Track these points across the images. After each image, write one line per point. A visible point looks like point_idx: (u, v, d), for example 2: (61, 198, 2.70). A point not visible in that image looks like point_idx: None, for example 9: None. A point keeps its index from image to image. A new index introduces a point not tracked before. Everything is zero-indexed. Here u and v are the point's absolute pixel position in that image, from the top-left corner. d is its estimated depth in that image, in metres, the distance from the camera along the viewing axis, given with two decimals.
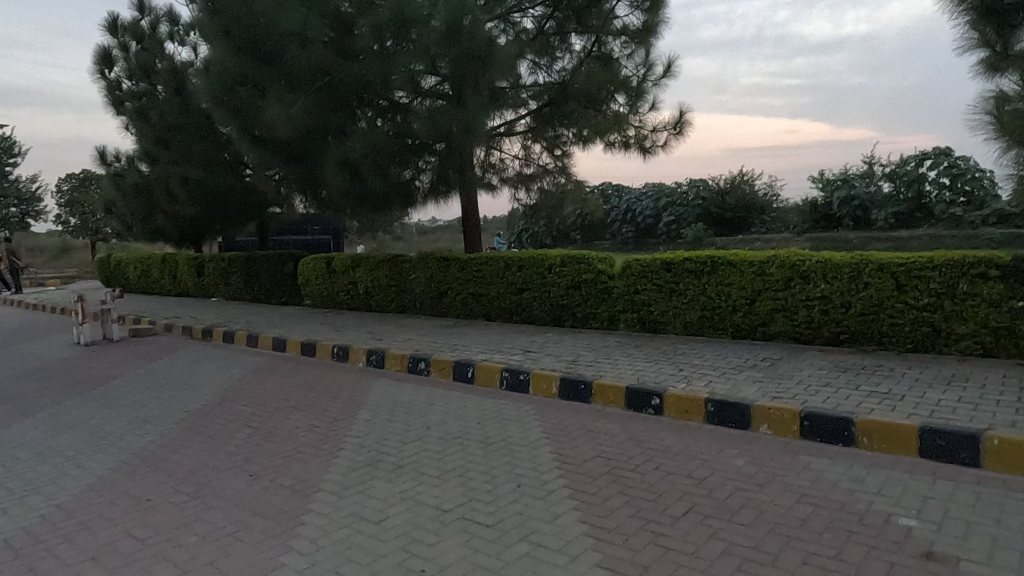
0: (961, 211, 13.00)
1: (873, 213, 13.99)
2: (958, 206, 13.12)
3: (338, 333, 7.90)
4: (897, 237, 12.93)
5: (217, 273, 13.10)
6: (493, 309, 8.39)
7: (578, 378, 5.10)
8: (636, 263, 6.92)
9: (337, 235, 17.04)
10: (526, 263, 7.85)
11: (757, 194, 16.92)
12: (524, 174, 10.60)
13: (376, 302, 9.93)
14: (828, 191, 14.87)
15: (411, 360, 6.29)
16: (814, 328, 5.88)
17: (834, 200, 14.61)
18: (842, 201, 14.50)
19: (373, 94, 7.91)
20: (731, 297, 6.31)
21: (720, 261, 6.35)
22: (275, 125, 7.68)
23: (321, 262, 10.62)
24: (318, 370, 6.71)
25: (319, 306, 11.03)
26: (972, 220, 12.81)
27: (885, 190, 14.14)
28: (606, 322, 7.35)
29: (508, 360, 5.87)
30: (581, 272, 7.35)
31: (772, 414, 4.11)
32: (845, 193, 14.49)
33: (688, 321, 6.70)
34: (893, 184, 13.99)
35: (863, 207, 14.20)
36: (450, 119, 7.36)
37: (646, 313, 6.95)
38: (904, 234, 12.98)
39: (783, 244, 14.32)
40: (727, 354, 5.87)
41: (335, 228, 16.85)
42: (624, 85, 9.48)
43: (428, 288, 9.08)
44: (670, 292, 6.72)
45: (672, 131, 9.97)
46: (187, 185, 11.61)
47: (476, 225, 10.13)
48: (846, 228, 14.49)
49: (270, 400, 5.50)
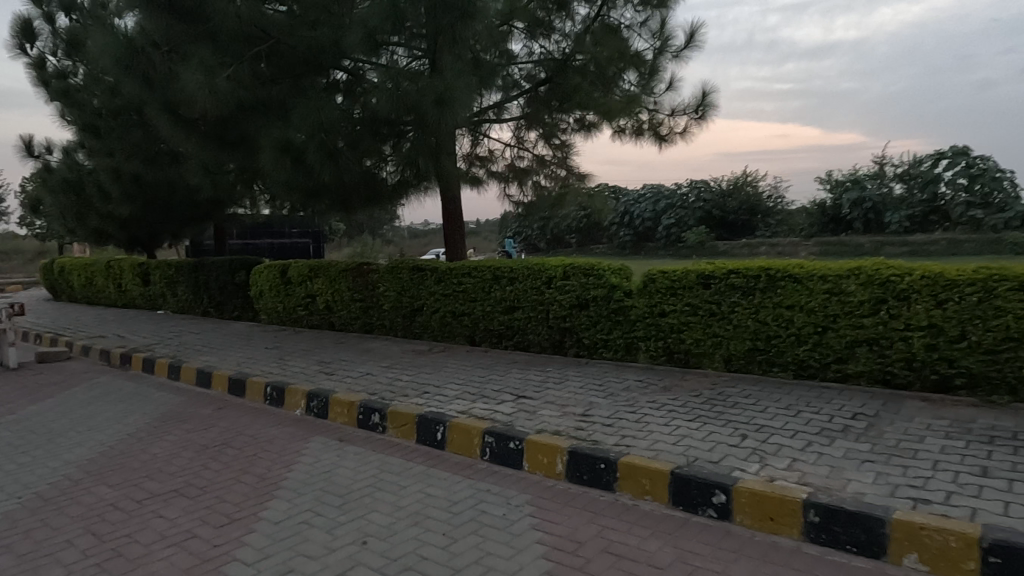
0: (981, 214, 12.09)
1: (886, 216, 12.97)
2: (977, 209, 12.20)
3: (281, 365, 6.23)
4: (912, 240, 11.88)
5: (165, 283, 11.38)
6: (478, 331, 6.76)
7: (594, 452, 3.47)
8: (661, 276, 5.35)
9: (318, 237, 15.38)
10: (519, 275, 6.26)
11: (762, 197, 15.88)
12: (518, 168, 9.11)
13: (339, 319, 8.27)
14: (838, 191, 13.90)
15: (363, 410, 4.63)
16: (915, 371, 4.31)
17: (845, 201, 13.52)
18: (853, 203, 13.47)
19: (324, 62, 6.23)
20: (794, 324, 4.73)
21: (778, 275, 4.81)
22: (194, 98, 5.91)
23: (275, 271, 9.00)
24: (243, 420, 5.04)
25: (274, 322, 9.37)
26: (993, 224, 11.80)
27: (899, 192, 13.24)
28: (620, 351, 5.73)
29: (493, 415, 4.23)
30: (589, 287, 5.77)
31: (927, 535, 2.49)
32: (857, 195, 13.44)
33: (730, 355, 5.09)
34: (906, 186, 13.18)
35: (875, 210, 13.14)
36: (420, 90, 5.60)
37: (675, 341, 5.34)
38: (921, 238, 11.94)
39: (792, 249, 13.13)
40: (795, 404, 4.27)
41: (315, 230, 15.22)
42: (635, 62, 7.93)
43: (400, 304, 7.43)
44: (708, 316, 5.12)
45: (692, 115, 8.36)
46: (121, 180, 9.87)
47: (459, 227, 8.48)
48: (856, 232, 13.37)
49: (149, 476, 3.81)
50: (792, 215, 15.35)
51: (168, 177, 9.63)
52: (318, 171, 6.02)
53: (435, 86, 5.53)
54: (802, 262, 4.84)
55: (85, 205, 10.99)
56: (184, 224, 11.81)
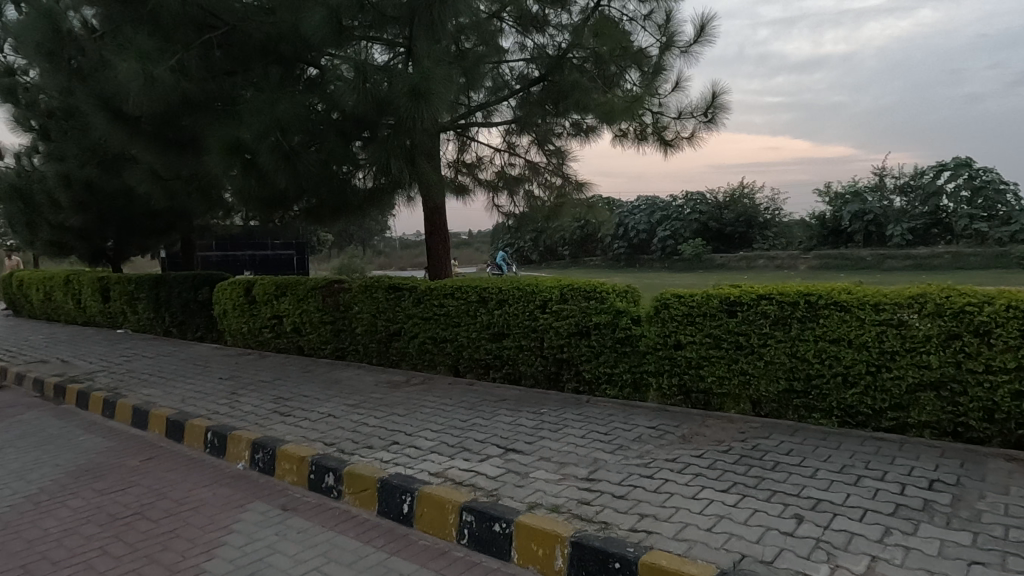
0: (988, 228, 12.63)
1: (886, 229, 14.89)
2: None
3: (231, 402, 5.34)
4: (916, 255, 13.40)
5: (124, 299, 10.47)
6: (462, 361, 5.90)
7: (606, 545, 2.63)
8: (676, 301, 4.55)
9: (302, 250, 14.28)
10: (508, 297, 5.43)
11: (756, 208, 18.03)
12: (509, 176, 8.27)
13: (307, 343, 7.40)
14: (838, 205, 16.02)
15: (315, 468, 3.77)
16: (997, 423, 3.50)
17: (846, 215, 15.55)
18: (854, 216, 15.54)
19: (285, 51, 5.34)
20: (840, 362, 3.92)
21: (820, 302, 4.01)
22: (126, 90, 5.02)
23: (240, 289, 8.15)
24: (173, 475, 4.14)
25: (239, 345, 8.49)
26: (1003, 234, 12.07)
27: (898, 204, 15.09)
28: (627, 389, 4.90)
29: (474, 480, 3.38)
30: (590, 312, 4.95)
31: None
32: (858, 208, 15.53)
33: (760, 397, 4.28)
34: (906, 199, 14.94)
35: (876, 222, 15.18)
36: (394, 82, 4.77)
37: (693, 378, 4.52)
38: (925, 253, 13.26)
39: (794, 263, 14.83)
40: (850, 465, 3.42)
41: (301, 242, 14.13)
42: (638, 59, 7.06)
43: (374, 327, 6.60)
44: (734, 351, 4.31)
45: (700, 118, 7.47)
46: (71, 187, 8.97)
47: (443, 241, 7.64)
48: (857, 243, 15.48)
49: (24, 569, 2.92)
50: (788, 227, 17.48)
51: (123, 184, 8.73)
52: (271, 176, 5.15)
53: (411, 77, 4.69)
54: (848, 287, 4.05)
55: (36, 214, 10.06)
56: (148, 236, 10.92)
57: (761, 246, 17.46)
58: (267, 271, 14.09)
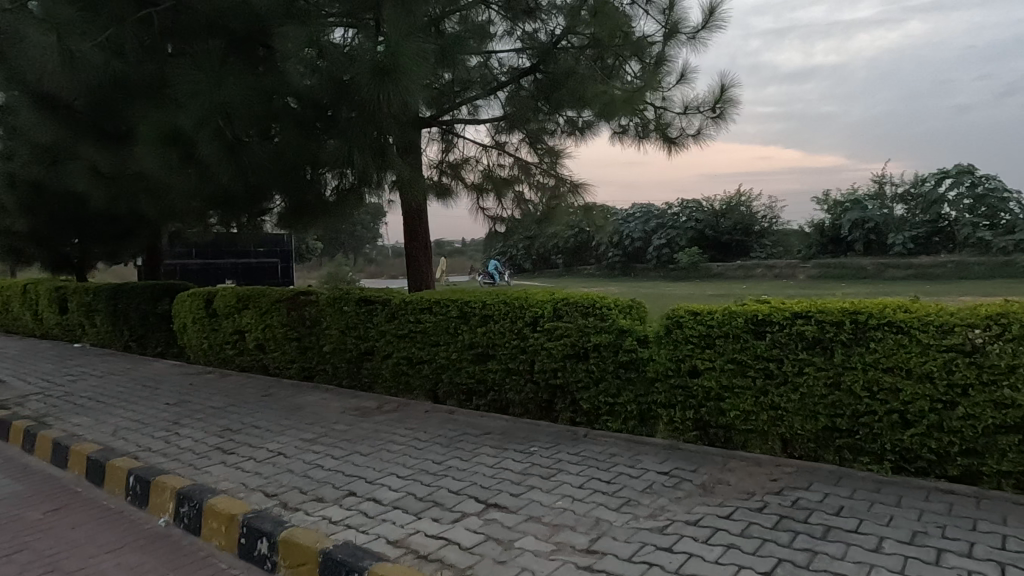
0: (990, 236, 12.14)
1: (889, 238, 14.32)
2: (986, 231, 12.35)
3: (168, 435, 4.57)
4: (919, 264, 12.83)
5: (82, 311, 9.67)
6: (441, 386, 5.15)
7: None
8: (692, 319, 3.84)
9: (286, 256, 13.35)
10: (493, 312, 4.70)
11: (754, 216, 17.47)
12: (497, 178, 7.55)
13: (271, 362, 6.63)
14: (836, 211, 15.70)
15: (246, 531, 3.02)
16: None
17: (845, 223, 15.09)
18: (854, 224, 15.06)
19: (234, 27, 4.59)
20: (897, 396, 3.21)
21: (870, 322, 3.30)
22: (41, 67, 4.25)
23: (200, 301, 7.40)
24: (76, 534, 3.36)
25: (200, 362, 7.71)
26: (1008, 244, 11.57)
27: (899, 212, 14.58)
28: (632, 422, 4.16)
29: (443, 555, 2.64)
30: (588, 331, 4.24)
31: None
32: (858, 216, 15.03)
33: (793, 436, 3.55)
34: (908, 207, 14.43)
35: (877, 230, 14.67)
36: (358, 61, 4.04)
37: (711, 410, 3.80)
38: (927, 262, 12.72)
39: (792, 272, 14.32)
40: (922, 533, 2.68)
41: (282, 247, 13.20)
42: (638, 48, 6.39)
43: (343, 345, 5.85)
44: (763, 380, 3.59)
45: (708, 113, 6.71)
46: (18, 189, 8.18)
47: (424, 249, 6.89)
48: (856, 252, 14.98)
49: None
50: (787, 235, 16.92)
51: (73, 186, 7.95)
52: (215, 171, 4.40)
53: (376, 54, 3.96)
54: (903, 304, 3.35)
55: None
56: (110, 242, 10.13)
57: (759, 255, 16.86)
58: (249, 280, 13.00)
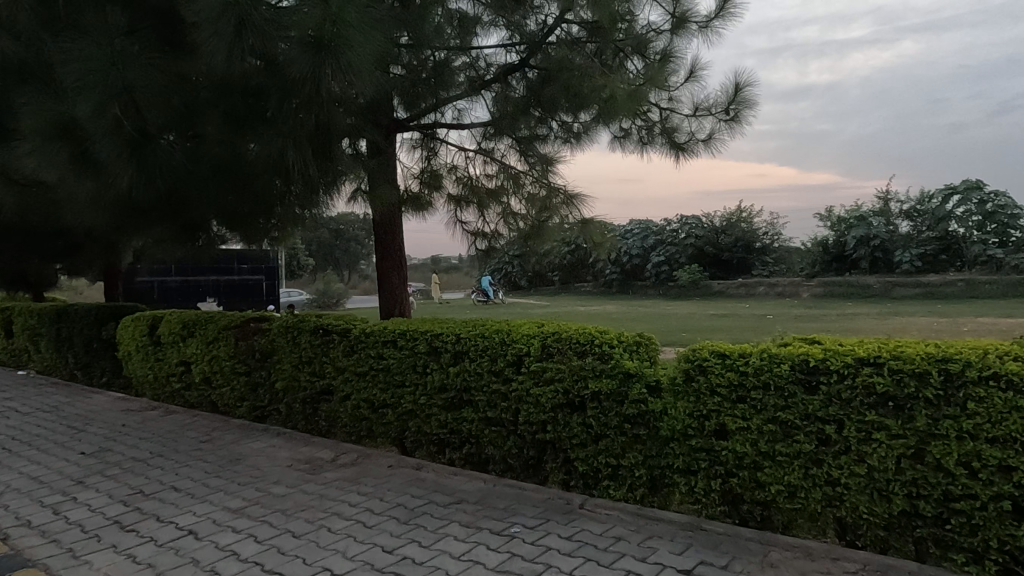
0: None
1: (896, 255, 13.57)
2: None
3: (60, 501, 3.67)
4: (928, 282, 12.11)
5: (27, 335, 8.76)
6: (407, 436, 4.26)
7: None
8: (720, 363, 2.98)
9: (271, 274, 12.39)
10: (469, 348, 3.84)
11: (755, 232, 16.70)
12: (482, 189, 6.71)
13: (220, 399, 5.73)
14: (840, 229, 14.76)
15: None
16: None
17: (851, 239, 14.32)
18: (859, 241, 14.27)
19: None
20: (1009, 477, 2.35)
21: (968, 374, 2.45)
22: None
23: (145, 328, 6.52)
24: None
25: (147, 396, 6.80)
26: None
27: (906, 229, 13.85)
28: (641, 490, 3.27)
29: None
30: (586, 376, 3.38)
31: None
32: (863, 232, 14.24)
33: (855, 520, 2.67)
34: (914, 222, 13.68)
35: (883, 247, 13.87)
36: (292, 35, 3.20)
37: (744, 480, 2.92)
38: (938, 281, 11.94)
39: (796, 291, 13.52)
40: None
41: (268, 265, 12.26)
42: (641, 42, 5.57)
43: (296, 382, 4.98)
44: (815, 446, 2.72)
45: (721, 115, 5.87)
46: None
47: (397, 268, 6.04)
48: (862, 270, 14.17)
49: None
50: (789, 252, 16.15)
51: None
52: (114, 173, 3.53)
53: (314, 25, 3.12)
54: (1009, 351, 2.51)
55: None
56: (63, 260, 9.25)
57: (760, 273, 16.11)
58: (232, 298, 11.92)
